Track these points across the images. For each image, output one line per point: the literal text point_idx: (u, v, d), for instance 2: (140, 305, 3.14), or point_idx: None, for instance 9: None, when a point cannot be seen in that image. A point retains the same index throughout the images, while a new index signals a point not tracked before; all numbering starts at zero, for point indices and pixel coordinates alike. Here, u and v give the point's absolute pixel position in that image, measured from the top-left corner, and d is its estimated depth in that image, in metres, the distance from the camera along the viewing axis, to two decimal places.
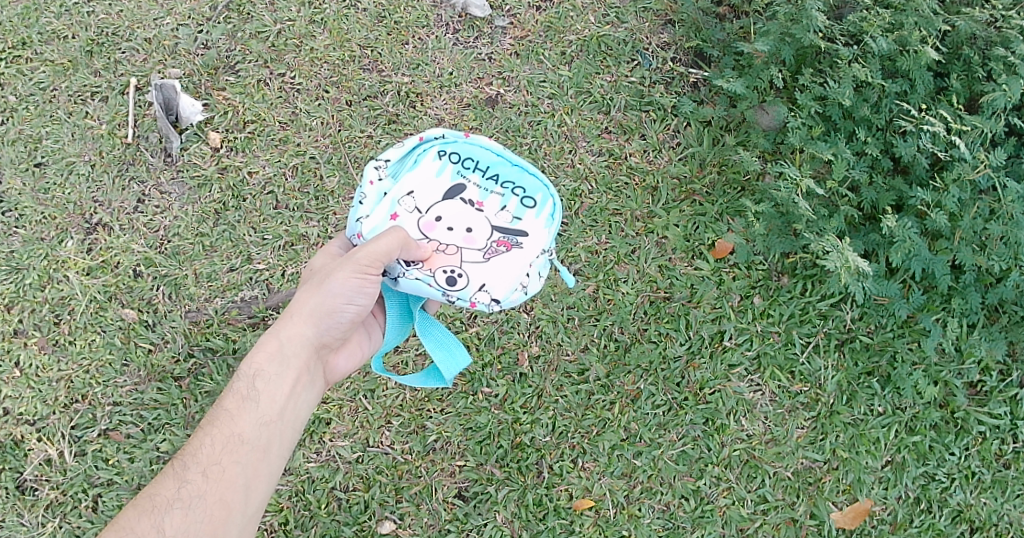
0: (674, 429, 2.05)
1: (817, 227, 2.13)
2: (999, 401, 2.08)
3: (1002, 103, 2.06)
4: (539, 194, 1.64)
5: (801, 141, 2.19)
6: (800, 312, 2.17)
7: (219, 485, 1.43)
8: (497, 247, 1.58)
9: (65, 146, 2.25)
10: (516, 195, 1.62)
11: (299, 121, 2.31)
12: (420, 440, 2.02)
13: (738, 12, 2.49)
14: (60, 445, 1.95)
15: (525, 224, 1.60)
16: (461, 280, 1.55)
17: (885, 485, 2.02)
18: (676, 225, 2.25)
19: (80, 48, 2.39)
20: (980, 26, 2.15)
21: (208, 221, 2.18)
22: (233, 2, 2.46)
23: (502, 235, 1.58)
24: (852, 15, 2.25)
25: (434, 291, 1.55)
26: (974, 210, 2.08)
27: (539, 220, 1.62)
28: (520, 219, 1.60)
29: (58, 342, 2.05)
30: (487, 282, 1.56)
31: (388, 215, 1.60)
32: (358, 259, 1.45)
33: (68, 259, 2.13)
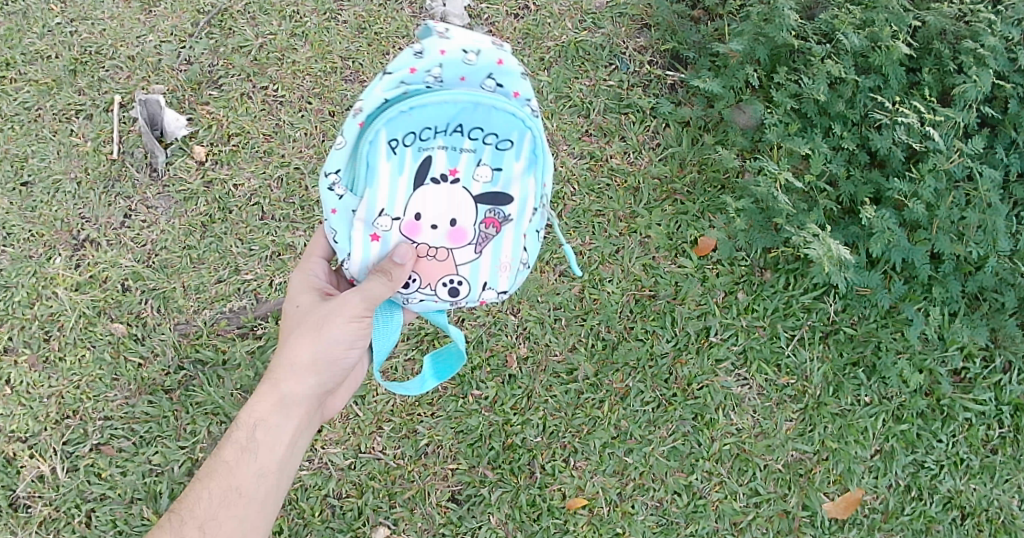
0: (664, 426, 2.07)
1: (798, 220, 2.17)
2: (983, 387, 2.11)
3: (973, 95, 2.11)
4: (513, 134, 1.53)
5: (778, 138, 2.23)
6: (784, 306, 2.20)
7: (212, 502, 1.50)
8: (487, 229, 1.57)
9: (51, 164, 2.27)
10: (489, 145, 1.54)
11: (283, 133, 2.33)
12: (412, 445, 2.03)
13: (713, 15, 2.54)
14: (52, 461, 1.95)
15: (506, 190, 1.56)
16: (463, 287, 1.60)
17: (875, 474, 2.04)
18: (658, 224, 2.28)
19: (64, 67, 2.41)
20: (949, 20, 2.21)
21: (195, 234, 2.20)
22: (215, 19, 2.50)
23: (488, 212, 1.57)
24: (824, 13, 2.31)
25: (442, 304, 1.62)
26: (951, 200, 2.12)
27: (520, 178, 1.56)
28: (501, 180, 1.56)
29: (48, 359, 2.05)
30: (487, 279, 1.60)
31: (369, 237, 1.56)
32: (353, 304, 1.51)
33: (56, 276, 2.14)
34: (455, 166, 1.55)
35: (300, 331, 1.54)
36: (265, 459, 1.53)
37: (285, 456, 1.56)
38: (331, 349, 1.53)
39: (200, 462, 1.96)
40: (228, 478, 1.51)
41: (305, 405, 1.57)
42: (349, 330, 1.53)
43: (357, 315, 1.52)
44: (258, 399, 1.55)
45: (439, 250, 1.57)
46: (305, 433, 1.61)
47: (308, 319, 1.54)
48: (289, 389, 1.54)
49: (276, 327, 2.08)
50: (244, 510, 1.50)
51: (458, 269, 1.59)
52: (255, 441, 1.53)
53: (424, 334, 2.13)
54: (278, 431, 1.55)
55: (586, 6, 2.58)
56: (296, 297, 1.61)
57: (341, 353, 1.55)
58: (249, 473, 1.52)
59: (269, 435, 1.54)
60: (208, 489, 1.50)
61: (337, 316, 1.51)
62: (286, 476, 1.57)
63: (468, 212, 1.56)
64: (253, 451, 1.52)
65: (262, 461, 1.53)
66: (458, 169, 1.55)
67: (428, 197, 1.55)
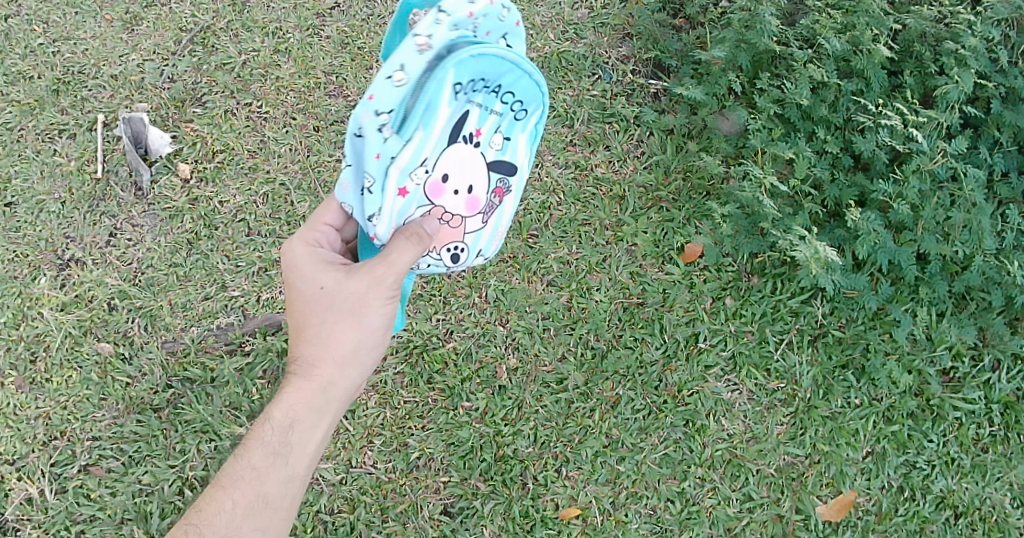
0: (656, 433, 2.07)
1: (783, 225, 2.19)
2: (973, 386, 2.12)
3: (956, 96, 2.13)
4: (533, 105, 1.56)
5: (762, 143, 2.24)
6: (772, 311, 2.21)
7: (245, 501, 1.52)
8: (495, 196, 1.58)
9: (34, 185, 2.26)
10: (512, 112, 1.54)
11: (268, 149, 2.33)
12: (403, 458, 2.03)
13: (694, 23, 2.57)
14: (40, 483, 1.93)
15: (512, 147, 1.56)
16: (464, 254, 1.61)
17: (867, 475, 2.04)
18: (645, 231, 2.28)
19: (47, 87, 2.41)
20: (929, 23, 2.23)
21: (181, 252, 2.19)
22: (198, 37, 2.51)
23: (498, 183, 1.58)
24: (805, 19, 2.33)
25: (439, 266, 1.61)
26: (935, 200, 2.13)
27: (525, 133, 1.58)
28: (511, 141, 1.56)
29: (35, 380, 2.04)
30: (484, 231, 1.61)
31: (398, 190, 1.44)
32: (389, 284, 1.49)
33: (41, 296, 2.13)
34: (480, 127, 1.50)
35: (335, 319, 1.51)
36: (299, 458, 1.57)
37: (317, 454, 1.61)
38: (369, 337, 1.55)
39: (190, 481, 1.94)
40: (257, 486, 1.53)
41: (341, 399, 1.60)
42: (387, 316, 1.54)
43: (388, 298, 1.52)
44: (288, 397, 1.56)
45: (455, 217, 1.54)
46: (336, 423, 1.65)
47: (342, 305, 1.51)
48: (327, 381, 1.56)
49: (264, 343, 2.07)
50: (275, 516, 1.55)
51: (465, 238, 1.59)
52: (289, 442, 1.56)
53: (413, 347, 2.13)
54: (311, 430, 1.58)
55: (568, 17, 2.60)
56: (308, 272, 1.54)
57: (379, 338, 1.58)
58: (282, 475, 1.55)
59: (299, 431, 1.57)
60: (234, 499, 1.52)
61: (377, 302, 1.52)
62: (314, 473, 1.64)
63: (483, 180, 1.55)
64: (285, 455, 1.56)
65: (295, 460, 1.57)
66: (480, 130, 1.50)
67: (451, 157, 1.48)
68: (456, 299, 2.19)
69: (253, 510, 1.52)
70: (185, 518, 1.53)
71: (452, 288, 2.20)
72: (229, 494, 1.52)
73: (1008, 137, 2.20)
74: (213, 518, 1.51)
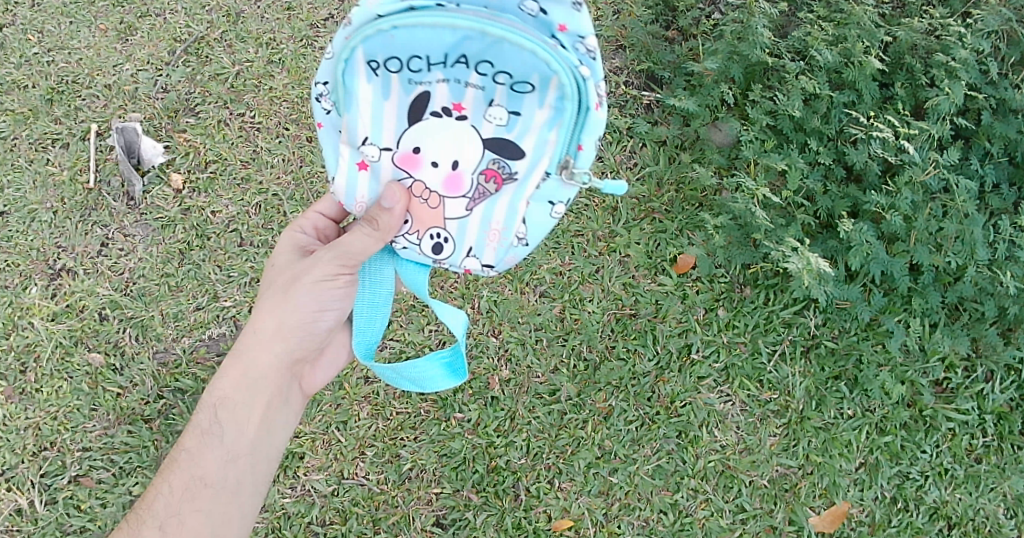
0: (648, 444, 2.06)
1: (776, 236, 2.19)
2: (966, 397, 2.13)
3: (947, 107, 2.15)
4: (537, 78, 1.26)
5: (754, 154, 2.25)
6: (765, 322, 2.21)
7: (182, 477, 1.50)
8: (485, 181, 1.38)
9: (27, 194, 2.26)
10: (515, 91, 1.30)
11: (260, 159, 2.33)
12: (395, 469, 2.02)
13: (687, 35, 2.58)
14: (30, 494, 1.93)
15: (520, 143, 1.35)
16: (447, 246, 1.46)
17: (860, 486, 2.03)
18: (637, 242, 2.29)
19: (41, 97, 2.41)
20: (920, 35, 2.26)
21: (173, 262, 2.19)
22: (191, 46, 2.51)
23: (490, 167, 1.37)
24: (797, 32, 2.35)
25: (423, 257, 1.48)
26: (928, 211, 2.14)
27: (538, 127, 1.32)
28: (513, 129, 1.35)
29: (25, 390, 2.04)
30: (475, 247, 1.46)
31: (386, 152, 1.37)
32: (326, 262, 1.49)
33: (32, 306, 2.13)
34: (458, 100, 1.32)
35: (270, 295, 1.56)
36: (230, 440, 1.52)
37: (258, 437, 1.55)
38: (301, 309, 1.52)
39: None
40: (189, 468, 1.50)
41: (273, 378, 1.56)
42: (321, 293, 1.51)
43: (328, 275, 1.50)
44: (224, 375, 1.55)
45: (432, 195, 1.41)
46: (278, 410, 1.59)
47: (279, 280, 1.57)
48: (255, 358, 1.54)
49: None
50: (208, 501, 1.48)
51: (447, 224, 1.44)
52: (219, 422, 1.52)
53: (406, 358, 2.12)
54: (242, 410, 1.53)
55: None
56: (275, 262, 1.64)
57: (312, 315, 1.54)
58: (214, 459, 1.51)
59: (226, 414, 1.53)
60: (171, 484, 1.50)
61: (307, 277, 1.51)
62: (259, 460, 1.56)
63: (472, 156, 1.37)
64: (217, 435, 1.52)
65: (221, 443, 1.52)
66: (463, 103, 1.32)
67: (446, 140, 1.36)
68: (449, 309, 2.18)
69: (187, 493, 1.48)
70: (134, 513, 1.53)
71: (444, 299, 2.19)
72: (167, 481, 1.51)
73: (999, 148, 2.21)
74: (151, 504, 1.49)
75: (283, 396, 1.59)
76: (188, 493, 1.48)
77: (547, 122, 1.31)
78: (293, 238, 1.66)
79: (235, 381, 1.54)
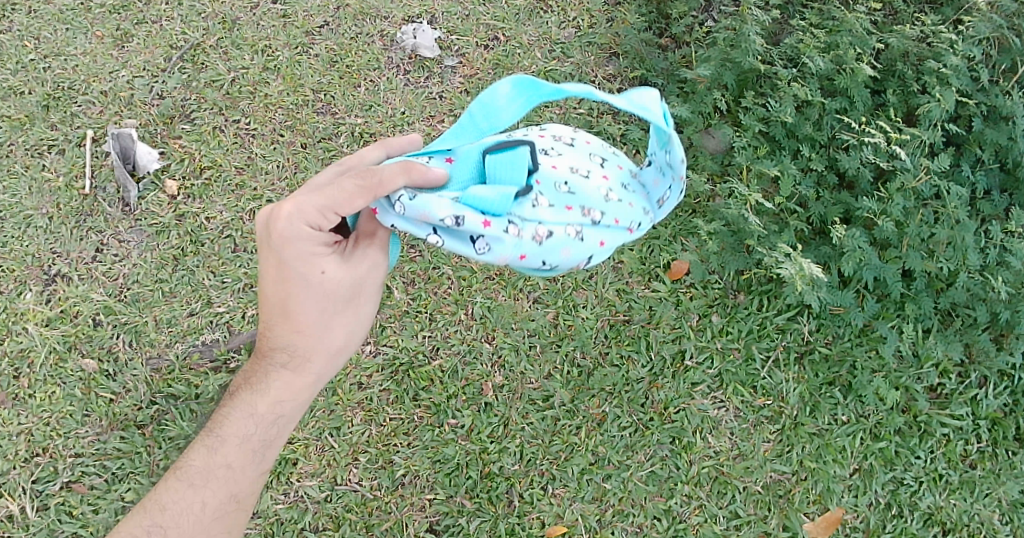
0: (642, 451, 2.06)
1: (769, 242, 2.19)
2: (960, 403, 2.13)
3: (938, 114, 2.15)
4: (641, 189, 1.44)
5: (747, 161, 2.26)
6: (759, 328, 2.21)
7: (225, 490, 1.59)
8: None
9: (22, 200, 2.27)
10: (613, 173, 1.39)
11: (255, 165, 2.34)
12: (388, 476, 2.02)
13: (680, 42, 2.59)
14: (22, 500, 1.93)
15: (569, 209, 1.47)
16: None
17: (854, 492, 2.04)
18: (631, 249, 2.29)
19: (37, 103, 2.42)
20: (912, 42, 2.27)
21: (166, 268, 2.19)
22: (187, 54, 2.52)
23: None
24: (789, 39, 2.37)
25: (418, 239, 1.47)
26: (920, 217, 2.15)
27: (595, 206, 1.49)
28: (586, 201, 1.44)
29: (18, 396, 2.04)
30: None
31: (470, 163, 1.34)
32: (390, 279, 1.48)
33: (26, 311, 2.13)
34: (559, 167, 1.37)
35: (333, 309, 1.45)
36: (271, 450, 1.63)
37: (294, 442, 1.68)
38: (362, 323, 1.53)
39: None
40: (229, 487, 1.60)
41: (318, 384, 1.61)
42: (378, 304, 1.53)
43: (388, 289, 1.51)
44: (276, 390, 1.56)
45: None
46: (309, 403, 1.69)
47: (339, 293, 1.43)
48: (311, 372, 1.55)
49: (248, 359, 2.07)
50: (245, 507, 1.64)
51: None
52: (265, 433, 1.60)
53: (399, 365, 2.13)
54: (287, 421, 1.62)
55: (555, 36, 2.61)
56: (305, 257, 1.38)
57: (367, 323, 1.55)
58: (253, 471, 1.62)
59: (274, 427, 1.60)
60: (207, 500, 1.58)
61: (373, 295, 1.48)
62: None
63: None
64: (263, 452, 1.61)
65: (264, 454, 1.62)
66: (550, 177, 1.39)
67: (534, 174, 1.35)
68: (442, 316, 2.18)
69: (225, 510, 1.59)
70: (153, 515, 1.57)
71: (437, 304, 2.19)
72: (206, 494, 1.58)
73: (990, 154, 2.22)
74: (182, 519, 1.56)
75: None
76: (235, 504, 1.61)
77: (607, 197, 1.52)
78: (313, 234, 1.37)
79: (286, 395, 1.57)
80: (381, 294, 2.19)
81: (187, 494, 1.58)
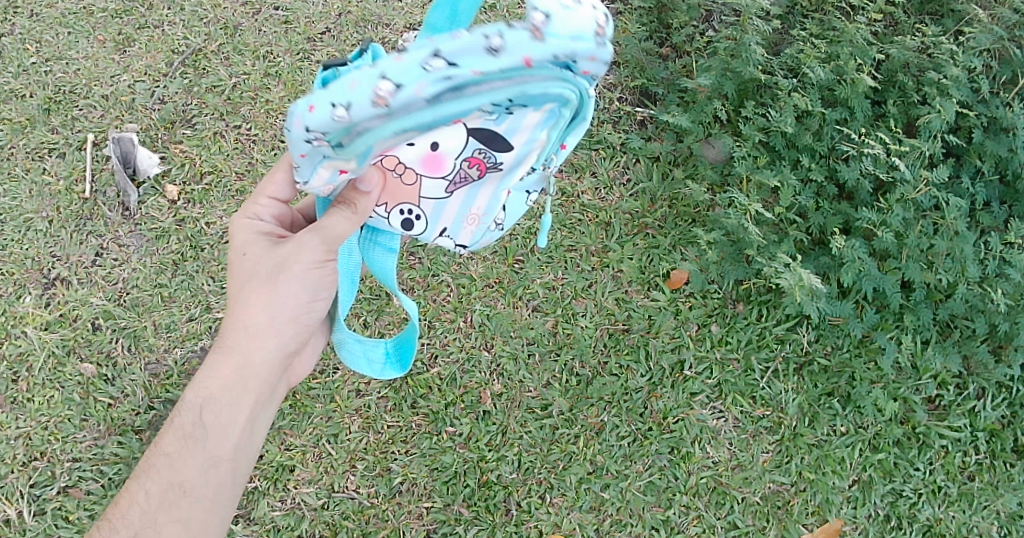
0: (640, 460, 2.06)
1: (769, 252, 2.19)
2: (958, 415, 2.12)
3: (938, 125, 2.16)
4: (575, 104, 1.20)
5: (747, 170, 2.26)
6: (758, 338, 2.21)
7: (166, 481, 1.42)
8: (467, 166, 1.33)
9: (22, 203, 2.27)
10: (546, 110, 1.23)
11: (256, 171, 2.34)
12: (386, 483, 2.02)
13: (680, 52, 2.60)
14: (18, 505, 1.92)
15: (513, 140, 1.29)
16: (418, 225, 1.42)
17: (853, 504, 2.03)
18: (631, 258, 2.29)
19: (38, 106, 2.42)
20: (912, 53, 2.28)
21: (166, 272, 2.19)
22: (189, 59, 2.52)
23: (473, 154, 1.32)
24: (789, 50, 2.38)
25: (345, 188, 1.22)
26: (919, 228, 2.15)
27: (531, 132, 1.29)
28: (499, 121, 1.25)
29: (16, 400, 2.03)
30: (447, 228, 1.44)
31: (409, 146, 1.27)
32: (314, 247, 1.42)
33: (25, 315, 2.12)
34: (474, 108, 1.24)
35: (253, 284, 1.46)
36: (215, 444, 1.45)
37: (241, 440, 1.49)
38: (290, 302, 1.45)
39: None
40: (170, 475, 1.42)
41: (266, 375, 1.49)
42: (310, 280, 1.45)
43: (316, 261, 1.44)
44: (207, 376, 1.46)
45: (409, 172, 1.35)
46: (264, 408, 1.54)
47: (260, 270, 1.46)
48: (246, 353, 1.46)
49: None
50: (191, 508, 1.41)
51: (422, 202, 1.39)
52: (208, 424, 1.45)
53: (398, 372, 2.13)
54: (234, 412, 1.47)
55: None
56: (240, 246, 1.50)
57: (302, 308, 1.48)
58: (197, 466, 1.44)
59: (216, 416, 1.46)
60: (147, 490, 1.41)
61: (296, 265, 1.44)
62: (244, 460, 1.51)
63: (455, 141, 1.29)
64: (200, 439, 1.45)
65: (210, 445, 1.45)
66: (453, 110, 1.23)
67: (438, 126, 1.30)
68: (442, 323, 2.19)
69: (167, 500, 1.40)
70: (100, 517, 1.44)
71: (436, 312, 2.20)
72: (144, 486, 1.42)
73: (989, 166, 2.23)
74: (125, 512, 1.40)
75: (270, 393, 1.52)
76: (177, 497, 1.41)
77: (541, 124, 1.27)
78: (249, 224, 1.52)
79: (225, 378, 1.46)
80: (380, 301, 2.19)
81: (129, 493, 1.43)
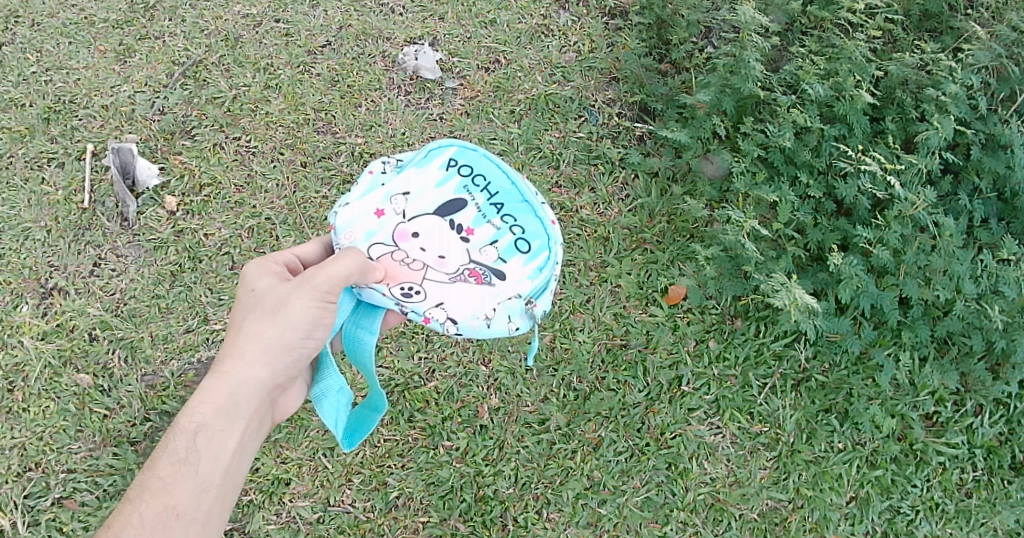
0: (638, 476, 2.05)
1: (766, 268, 2.20)
2: (956, 431, 2.12)
3: (936, 142, 2.15)
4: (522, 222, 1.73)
5: (746, 187, 2.27)
6: (755, 354, 2.21)
7: (156, 505, 1.38)
8: (467, 275, 1.65)
9: (21, 212, 2.26)
10: (512, 233, 1.70)
11: (255, 184, 2.34)
12: (382, 497, 2.01)
13: (680, 68, 2.60)
14: (12, 515, 1.91)
15: (507, 266, 1.67)
16: (416, 296, 1.62)
17: (851, 521, 2.02)
18: (628, 273, 2.29)
19: (37, 115, 2.42)
20: (911, 70, 2.29)
21: (164, 284, 2.18)
22: (189, 70, 2.53)
23: (477, 268, 1.66)
24: (788, 66, 2.38)
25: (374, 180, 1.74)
26: (917, 245, 2.15)
27: (523, 263, 1.68)
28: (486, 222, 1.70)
29: (12, 410, 2.03)
30: (443, 302, 1.63)
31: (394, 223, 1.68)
32: (320, 285, 1.47)
33: (22, 324, 2.12)
34: (474, 226, 1.69)
35: (254, 316, 1.47)
36: (206, 469, 1.42)
37: (230, 465, 1.46)
38: (289, 336, 1.47)
39: None
40: (162, 498, 1.38)
41: (256, 400, 1.48)
42: (310, 318, 1.48)
43: (322, 299, 1.48)
44: (200, 401, 1.45)
45: (415, 263, 1.64)
46: (251, 436, 1.51)
47: (261, 303, 1.48)
48: (240, 381, 1.46)
49: None
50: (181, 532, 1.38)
51: (423, 284, 1.63)
52: (198, 449, 1.42)
53: (394, 386, 2.12)
54: (222, 437, 1.45)
55: (556, 60, 2.62)
56: (246, 280, 1.53)
57: (298, 341, 1.49)
58: (187, 490, 1.40)
59: (207, 440, 1.43)
60: (140, 514, 1.36)
61: (295, 302, 1.46)
62: (231, 485, 1.47)
63: (462, 253, 1.66)
64: (193, 464, 1.42)
65: (202, 469, 1.42)
66: (474, 230, 1.68)
67: (438, 227, 1.68)
68: (438, 337, 2.18)
69: (159, 523, 1.36)
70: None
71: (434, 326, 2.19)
72: (136, 509, 1.37)
73: (987, 183, 2.23)
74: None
75: (258, 421, 1.50)
76: (168, 521, 1.37)
77: (535, 267, 1.69)
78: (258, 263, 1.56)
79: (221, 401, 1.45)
80: None
81: (117, 517, 1.37)
